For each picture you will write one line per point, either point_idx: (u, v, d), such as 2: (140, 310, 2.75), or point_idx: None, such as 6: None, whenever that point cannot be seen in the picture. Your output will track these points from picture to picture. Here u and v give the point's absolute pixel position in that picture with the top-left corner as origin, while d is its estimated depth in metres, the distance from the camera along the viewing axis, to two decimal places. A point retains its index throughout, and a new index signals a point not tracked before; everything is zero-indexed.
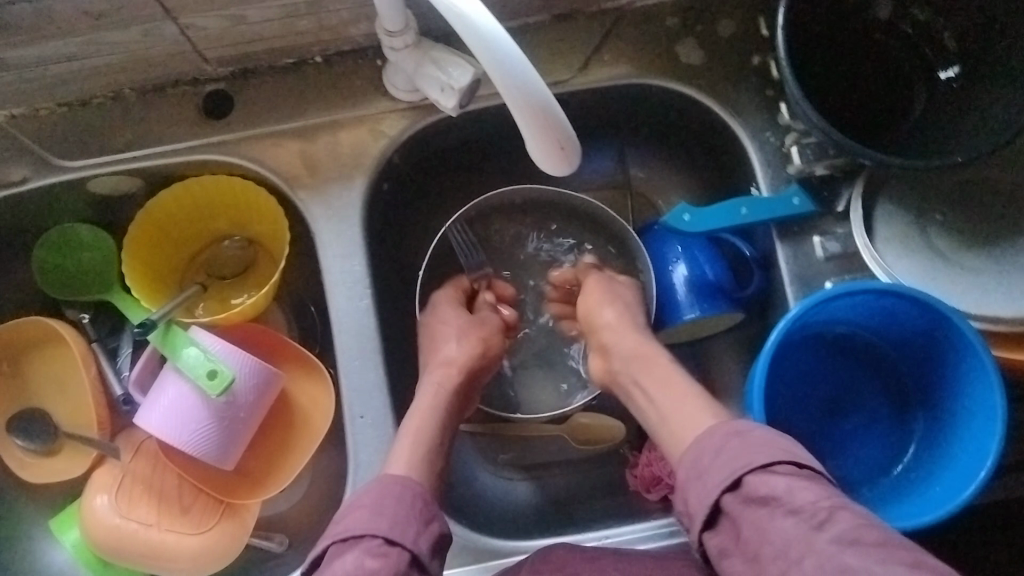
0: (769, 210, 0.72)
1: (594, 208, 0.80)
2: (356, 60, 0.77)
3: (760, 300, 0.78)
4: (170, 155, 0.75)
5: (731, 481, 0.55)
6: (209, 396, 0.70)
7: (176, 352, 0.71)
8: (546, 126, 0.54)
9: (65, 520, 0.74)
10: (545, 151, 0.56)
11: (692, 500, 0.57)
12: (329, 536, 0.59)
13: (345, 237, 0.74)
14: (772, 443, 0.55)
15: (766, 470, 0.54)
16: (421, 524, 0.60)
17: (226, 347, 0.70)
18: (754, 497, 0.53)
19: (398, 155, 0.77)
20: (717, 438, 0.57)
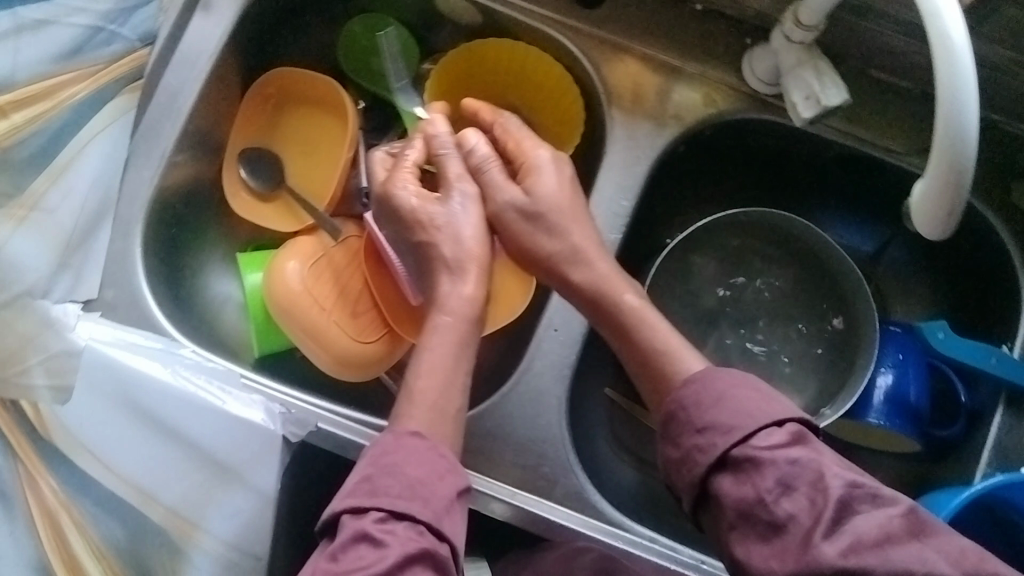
0: (1014, 373, 0.71)
1: (848, 268, 0.79)
2: (728, 26, 0.77)
3: (942, 446, 0.78)
4: (523, 13, 0.77)
5: (715, 459, 0.55)
6: None
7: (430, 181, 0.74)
8: (949, 190, 0.53)
9: (253, 261, 0.77)
10: (932, 212, 0.55)
11: (683, 478, 0.57)
12: (336, 502, 0.53)
13: (631, 172, 0.75)
14: (742, 407, 0.55)
15: (743, 444, 0.54)
16: (435, 481, 0.54)
17: None
18: (738, 473, 0.54)
19: (711, 130, 0.78)
20: (695, 392, 0.58)
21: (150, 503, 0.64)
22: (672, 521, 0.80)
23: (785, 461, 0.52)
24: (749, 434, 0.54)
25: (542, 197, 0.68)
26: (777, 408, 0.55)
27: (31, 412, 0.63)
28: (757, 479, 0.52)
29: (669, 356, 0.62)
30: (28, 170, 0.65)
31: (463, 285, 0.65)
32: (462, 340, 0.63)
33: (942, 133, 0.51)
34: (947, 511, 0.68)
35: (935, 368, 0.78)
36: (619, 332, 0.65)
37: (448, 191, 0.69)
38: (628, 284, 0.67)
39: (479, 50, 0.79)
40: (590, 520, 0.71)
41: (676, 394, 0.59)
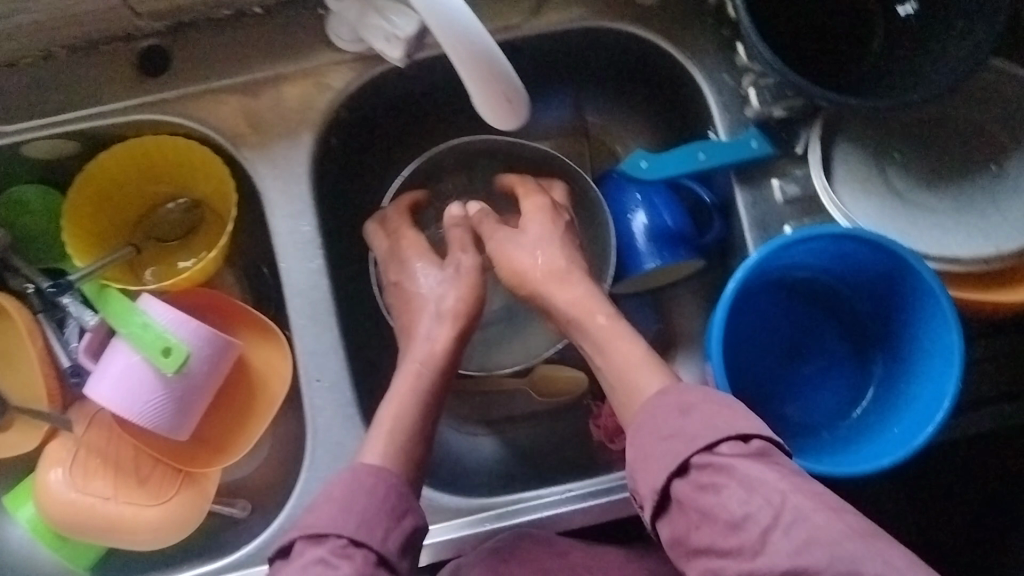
0: (729, 154, 0.70)
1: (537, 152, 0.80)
2: (296, 10, 0.73)
3: (721, 247, 0.77)
4: (107, 117, 0.72)
5: (679, 466, 0.55)
6: (164, 373, 0.68)
7: (127, 323, 0.69)
8: (490, 78, 0.51)
9: (19, 496, 0.73)
10: (492, 104, 0.53)
11: (643, 483, 0.56)
12: (297, 529, 0.57)
13: (294, 197, 0.72)
14: (711, 422, 0.55)
15: (709, 451, 0.54)
16: (391, 520, 0.58)
17: (176, 317, 0.69)
18: (702, 481, 0.53)
19: (346, 108, 0.75)
20: (665, 406, 0.57)
21: None
22: (547, 460, 0.80)
23: (743, 469, 0.53)
24: (713, 444, 0.54)
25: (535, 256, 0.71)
26: (739, 422, 0.55)
27: None
28: (719, 477, 0.53)
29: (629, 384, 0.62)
30: None
31: (437, 328, 0.70)
32: (431, 385, 0.68)
33: (440, 34, 0.48)
34: (718, 328, 0.64)
35: (674, 185, 0.77)
36: (596, 351, 0.66)
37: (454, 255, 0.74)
38: (604, 304, 0.67)
39: (97, 172, 0.74)
40: (454, 521, 0.70)
41: (648, 407, 0.59)
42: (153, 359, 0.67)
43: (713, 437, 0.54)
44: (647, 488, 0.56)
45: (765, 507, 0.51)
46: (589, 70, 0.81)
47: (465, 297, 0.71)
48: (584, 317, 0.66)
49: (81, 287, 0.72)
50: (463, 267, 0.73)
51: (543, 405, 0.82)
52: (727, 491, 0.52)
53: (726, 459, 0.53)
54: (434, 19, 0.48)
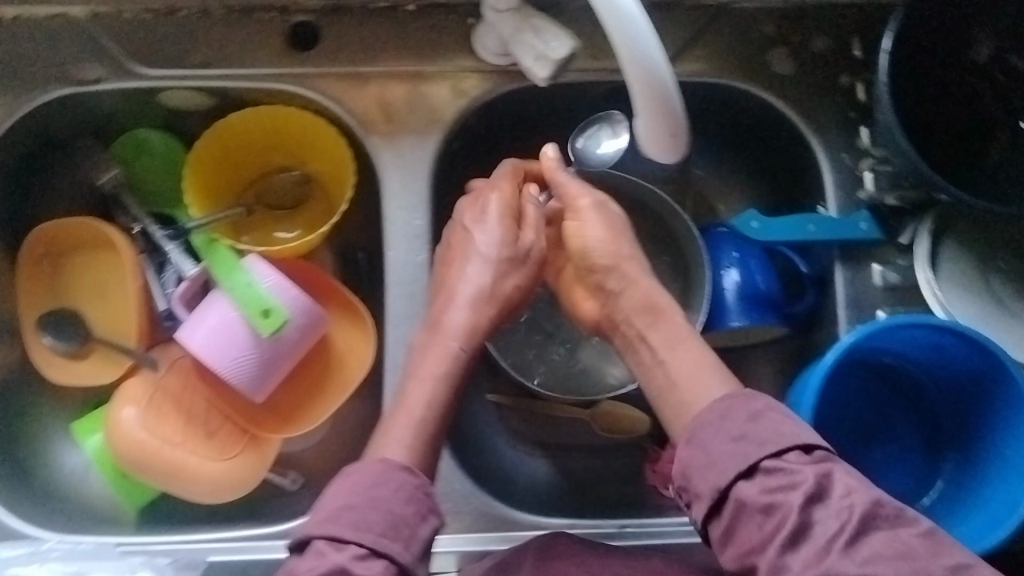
0: (837, 231, 0.72)
1: (647, 191, 0.81)
2: (447, 15, 0.75)
3: (808, 320, 0.78)
4: (247, 80, 0.75)
5: (747, 468, 0.54)
6: (259, 334, 0.70)
7: (229, 276, 0.71)
8: (662, 113, 0.53)
9: (88, 425, 0.74)
10: (657, 139, 0.54)
11: (700, 482, 0.55)
12: (313, 530, 0.54)
13: (412, 190, 0.74)
14: (778, 429, 0.55)
15: (776, 456, 0.54)
16: (415, 527, 0.54)
17: (280, 282, 0.71)
18: (770, 485, 0.53)
19: (474, 117, 0.77)
20: (730, 410, 0.57)
21: None
22: (597, 494, 0.80)
23: (813, 477, 0.52)
24: (781, 450, 0.54)
25: (601, 227, 0.71)
26: (801, 433, 0.55)
27: None
28: (792, 481, 0.52)
29: (707, 372, 0.61)
30: None
31: (461, 313, 0.67)
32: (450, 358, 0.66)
33: (629, 63, 0.50)
34: (810, 395, 0.65)
35: (771, 251, 0.79)
36: (660, 349, 0.64)
37: (525, 227, 0.71)
38: (671, 301, 0.67)
39: (225, 130, 0.76)
40: (506, 534, 0.71)
41: (712, 407, 0.58)
42: (252, 319, 0.69)
43: (780, 443, 0.54)
44: (706, 486, 0.55)
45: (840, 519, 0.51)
46: (709, 124, 0.83)
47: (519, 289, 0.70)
48: (662, 318, 0.66)
49: (193, 237, 0.74)
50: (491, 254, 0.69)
51: (600, 439, 0.83)
52: (796, 488, 0.52)
53: (796, 465, 0.53)
54: (626, 47, 0.50)
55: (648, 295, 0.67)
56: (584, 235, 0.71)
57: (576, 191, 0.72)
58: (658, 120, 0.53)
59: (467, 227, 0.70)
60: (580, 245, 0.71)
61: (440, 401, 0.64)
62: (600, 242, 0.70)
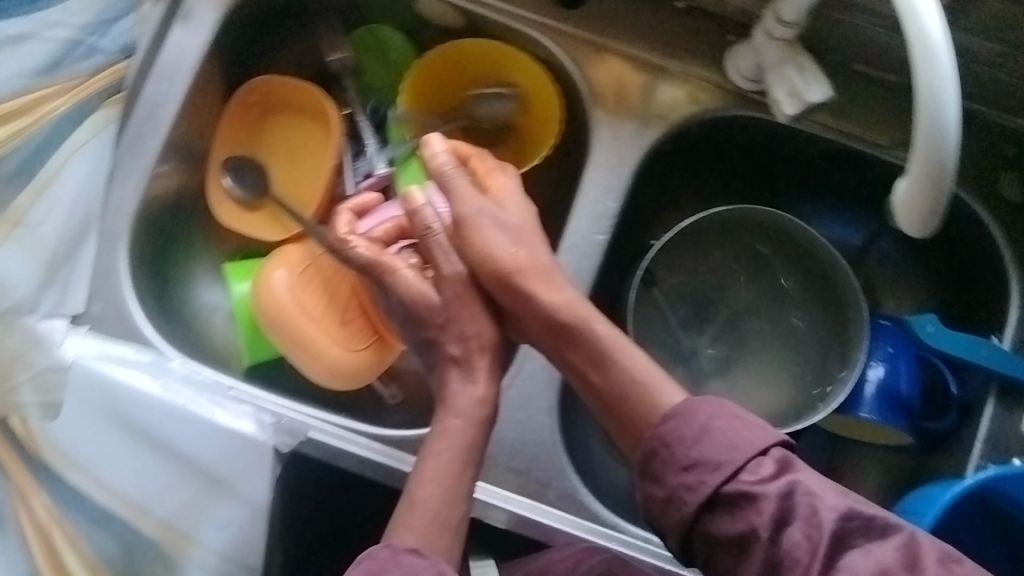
0: (1006, 364, 0.71)
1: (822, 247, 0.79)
2: (711, 24, 0.76)
3: (937, 439, 0.77)
4: (505, 17, 0.77)
5: (705, 499, 0.53)
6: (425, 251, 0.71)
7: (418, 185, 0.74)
8: (926, 191, 0.56)
9: (240, 271, 0.77)
10: (913, 210, 0.57)
11: (667, 520, 0.54)
12: None
13: (617, 172, 0.75)
14: (730, 442, 0.54)
15: (734, 480, 0.52)
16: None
17: None
18: (735, 511, 0.52)
19: (697, 127, 0.77)
20: (675, 437, 0.55)
21: (144, 517, 0.65)
22: None
23: (778, 496, 0.51)
24: (739, 469, 0.53)
25: (508, 239, 0.65)
26: (755, 437, 0.54)
27: (21, 430, 0.64)
28: (749, 504, 0.51)
29: (649, 389, 0.59)
30: (10, 187, 0.66)
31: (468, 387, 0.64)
32: (470, 443, 0.62)
33: (923, 131, 0.53)
34: (938, 508, 0.68)
35: (924, 361, 0.78)
36: (591, 364, 0.62)
37: (435, 263, 0.65)
38: (595, 313, 0.63)
39: (456, 52, 0.79)
40: (584, 521, 0.71)
41: (657, 429, 0.56)
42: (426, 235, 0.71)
43: (727, 455, 0.53)
44: (675, 523, 0.54)
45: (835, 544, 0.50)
46: None
47: (484, 330, 0.65)
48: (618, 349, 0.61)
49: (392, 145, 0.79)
50: (459, 283, 0.65)
51: None
52: (759, 519, 0.51)
53: (750, 484, 0.52)
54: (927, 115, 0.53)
55: (554, 311, 0.63)
56: (490, 251, 0.64)
57: (465, 199, 0.65)
58: (923, 194, 0.56)
59: (392, 292, 0.66)
60: (484, 265, 0.64)
61: (463, 468, 0.61)
62: (508, 258, 0.64)
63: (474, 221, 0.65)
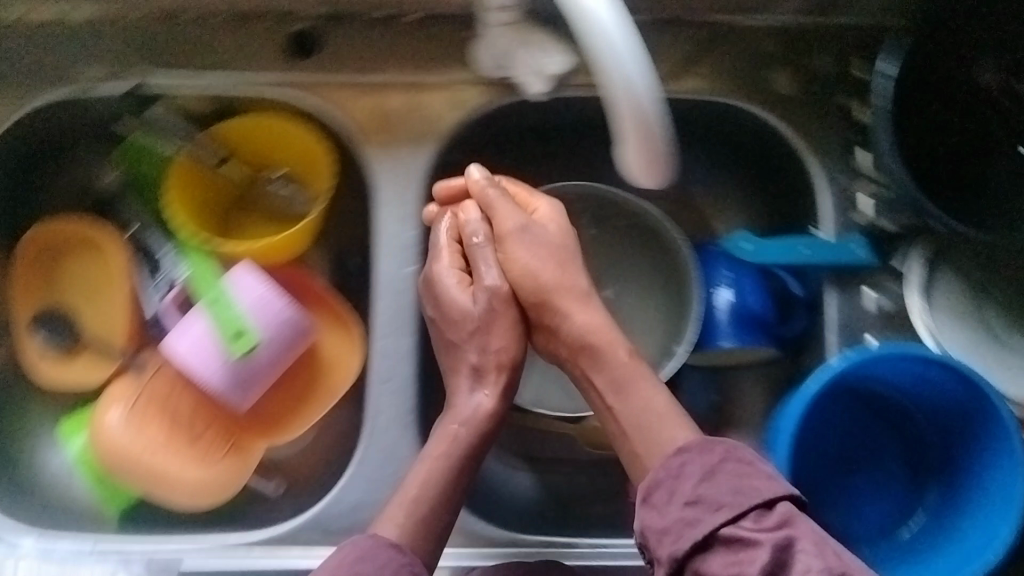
0: (829, 255, 0.71)
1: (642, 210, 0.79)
2: (447, 26, 0.75)
3: (798, 342, 0.77)
4: (247, 88, 0.75)
5: (704, 538, 0.53)
6: (230, 358, 0.70)
7: (212, 296, 0.71)
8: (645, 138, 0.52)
9: (75, 425, 0.75)
10: (637, 169, 0.55)
11: (661, 552, 0.54)
12: None
13: (403, 200, 0.73)
14: (736, 486, 0.55)
15: (733, 525, 0.53)
16: None
17: (256, 306, 0.70)
18: (730, 557, 0.52)
19: (469, 129, 0.76)
20: (690, 469, 0.57)
21: None
22: (578, 509, 0.81)
23: (772, 544, 0.51)
24: (736, 517, 0.53)
25: (541, 257, 0.69)
26: (776, 486, 0.55)
27: None
28: (747, 555, 0.51)
29: (656, 423, 0.62)
30: None
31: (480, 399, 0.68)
32: (468, 452, 0.66)
33: (611, 87, 0.50)
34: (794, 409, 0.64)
35: (767, 272, 0.77)
36: (612, 389, 0.66)
37: (478, 273, 0.69)
38: (623, 340, 0.67)
39: (222, 134, 0.76)
40: (486, 550, 0.73)
41: (667, 464, 0.58)
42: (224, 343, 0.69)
43: (732, 500, 0.54)
44: (667, 552, 0.54)
45: None
46: (711, 143, 0.82)
47: (509, 346, 0.69)
48: (638, 378, 0.65)
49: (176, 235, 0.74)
50: (496, 296, 0.69)
51: (586, 455, 0.84)
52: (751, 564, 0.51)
53: (751, 533, 0.52)
54: (610, 61, 0.50)
55: (585, 331, 0.67)
56: (528, 270, 0.68)
57: (507, 217, 0.69)
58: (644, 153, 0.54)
59: (434, 294, 0.69)
60: (520, 280, 0.69)
61: (437, 478, 0.64)
62: (542, 277, 0.68)
63: (517, 243, 0.69)
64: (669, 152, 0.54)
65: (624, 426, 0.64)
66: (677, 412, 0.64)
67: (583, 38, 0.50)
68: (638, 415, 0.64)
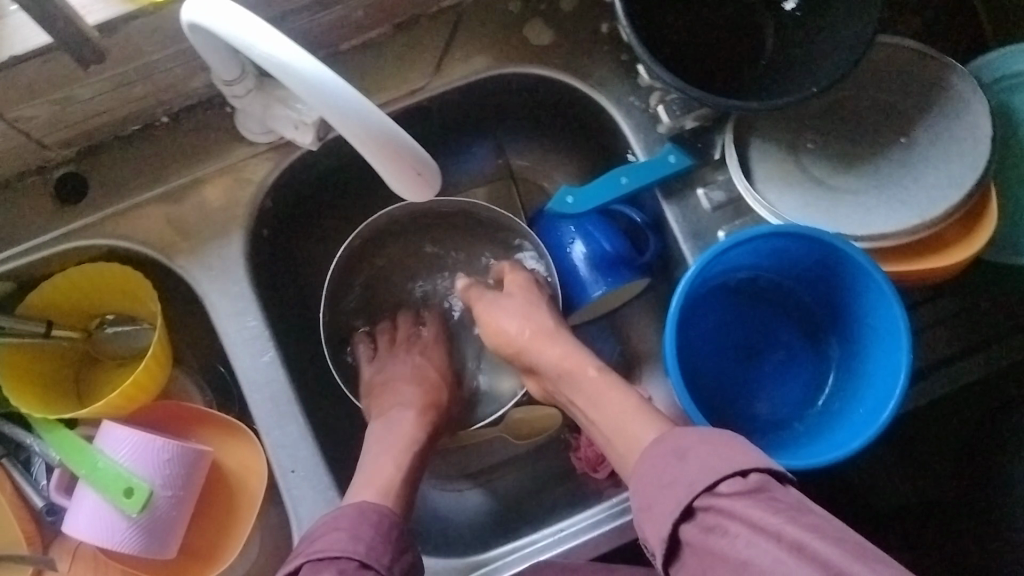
0: (649, 174, 0.71)
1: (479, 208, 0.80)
2: (204, 112, 0.74)
3: (663, 262, 0.77)
4: (36, 252, 0.72)
5: (683, 511, 0.53)
6: (131, 516, 0.68)
7: (89, 466, 0.69)
8: (395, 152, 0.51)
9: None
10: (403, 181, 0.53)
11: (651, 532, 0.55)
12: (302, 556, 0.59)
13: (235, 294, 0.72)
14: (709, 463, 0.53)
15: (711, 492, 0.52)
16: (395, 552, 0.61)
17: (136, 458, 0.69)
18: (706, 524, 0.51)
19: (270, 199, 0.75)
20: (660, 461, 0.56)
21: None
22: (535, 501, 0.81)
23: (740, 507, 0.50)
24: (713, 485, 0.52)
25: (508, 316, 0.74)
26: (756, 457, 0.53)
27: None
28: (719, 521, 0.50)
29: (629, 423, 0.64)
30: None
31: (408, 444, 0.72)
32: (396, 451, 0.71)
33: (339, 124, 0.49)
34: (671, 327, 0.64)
35: (607, 212, 0.77)
36: (590, 404, 0.68)
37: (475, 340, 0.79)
38: (589, 358, 0.70)
39: (39, 301, 0.74)
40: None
41: (650, 459, 0.57)
42: (116, 502, 0.67)
43: (711, 476, 0.53)
44: (656, 537, 0.55)
45: (774, 537, 0.47)
46: (505, 115, 0.83)
47: (426, 409, 0.75)
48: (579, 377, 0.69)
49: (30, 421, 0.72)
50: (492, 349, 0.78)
51: (521, 447, 0.83)
52: (725, 527, 0.50)
53: (725, 497, 0.51)
54: (327, 107, 0.48)
55: (556, 364, 0.70)
56: (500, 328, 0.75)
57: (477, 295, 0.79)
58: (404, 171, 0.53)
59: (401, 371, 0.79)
60: (498, 336, 0.75)
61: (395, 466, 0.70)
62: (511, 330, 0.74)
63: (482, 300, 0.78)
64: (426, 162, 0.53)
65: (606, 433, 0.66)
66: (636, 405, 0.65)
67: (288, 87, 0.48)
68: (593, 414, 0.68)
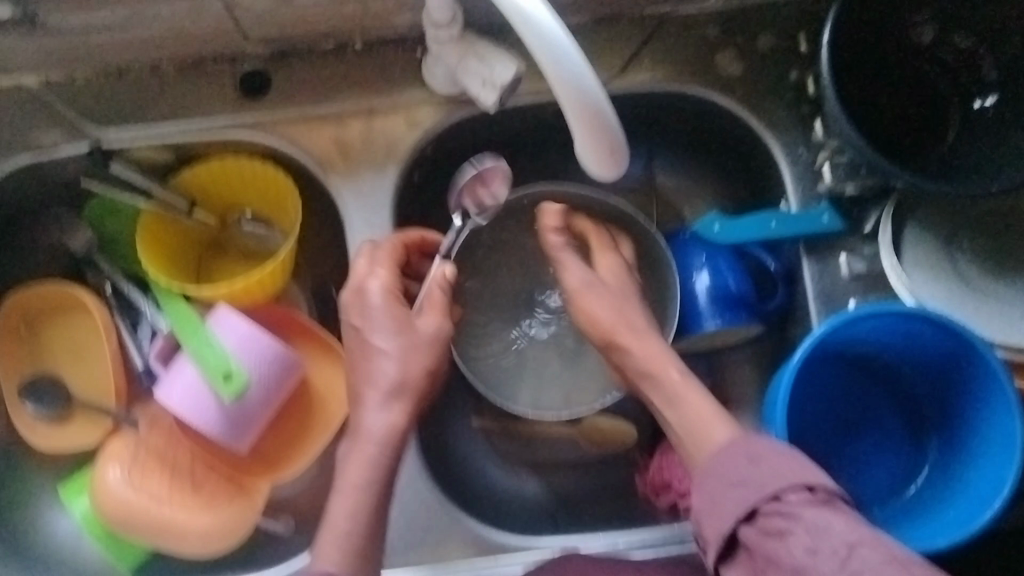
0: (800, 226, 0.71)
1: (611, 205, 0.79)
2: (396, 48, 0.76)
3: (781, 315, 0.78)
4: (202, 132, 0.75)
5: (747, 512, 0.53)
6: (222, 399, 0.70)
7: (198, 340, 0.71)
8: (598, 124, 0.54)
9: (75, 488, 0.74)
10: (595, 152, 0.56)
11: (708, 527, 0.55)
12: None
13: (374, 224, 0.74)
14: (779, 472, 0.53)
15: (775, 499, 0.52)
16: None
17: (242, 346, 0.70)
18: (770, 527, 0.51)
19: (431, 146, 0.77)
20: (732, 460, 0.55)
21: None
22: (589, 508, 0.81)
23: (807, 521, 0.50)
24: (780, 492, 0.52)
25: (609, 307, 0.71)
26: (812, 474, 0.53)
27: None
28: (787, 524, 0.50)
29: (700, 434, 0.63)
30: None
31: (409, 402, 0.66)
32: None
33: (561, 87, 0.51)
34: (790, 374, 0.64)
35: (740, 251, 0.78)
36: (668, 404, 0.66)
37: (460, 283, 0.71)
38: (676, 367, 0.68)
39: (190, 180, 0.77)
40: (499, 558, 0.71)
41: (709, 464, 0.56)
42: (213, 382, 0.69)
43: (781, 484, 0.52)
44: (715, 531, 0.54)
45: (830, 551, 0.48)
46: (669, 132, 0.84)
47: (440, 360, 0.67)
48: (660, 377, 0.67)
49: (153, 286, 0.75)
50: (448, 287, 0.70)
51: (592, 453, 0.83)
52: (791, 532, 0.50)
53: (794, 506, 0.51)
54: (558, 69, 0.50)
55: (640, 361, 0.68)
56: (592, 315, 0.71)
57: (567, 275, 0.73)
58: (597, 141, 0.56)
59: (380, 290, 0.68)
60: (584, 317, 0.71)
61: None
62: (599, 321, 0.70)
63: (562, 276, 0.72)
64: (619, 137, 0.56)
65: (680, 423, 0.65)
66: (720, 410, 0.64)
67: (523, 38, 0.50)
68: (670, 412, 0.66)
